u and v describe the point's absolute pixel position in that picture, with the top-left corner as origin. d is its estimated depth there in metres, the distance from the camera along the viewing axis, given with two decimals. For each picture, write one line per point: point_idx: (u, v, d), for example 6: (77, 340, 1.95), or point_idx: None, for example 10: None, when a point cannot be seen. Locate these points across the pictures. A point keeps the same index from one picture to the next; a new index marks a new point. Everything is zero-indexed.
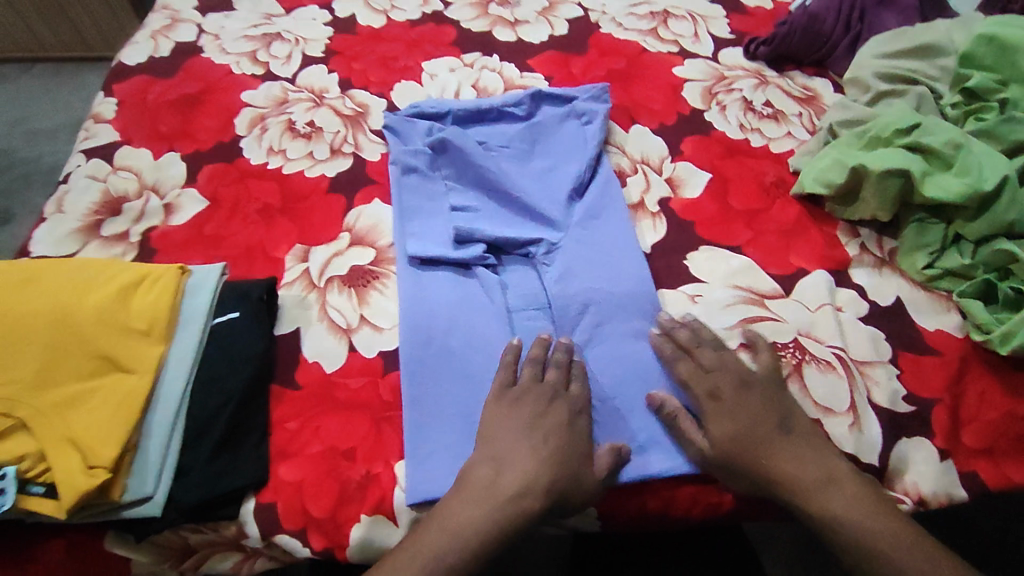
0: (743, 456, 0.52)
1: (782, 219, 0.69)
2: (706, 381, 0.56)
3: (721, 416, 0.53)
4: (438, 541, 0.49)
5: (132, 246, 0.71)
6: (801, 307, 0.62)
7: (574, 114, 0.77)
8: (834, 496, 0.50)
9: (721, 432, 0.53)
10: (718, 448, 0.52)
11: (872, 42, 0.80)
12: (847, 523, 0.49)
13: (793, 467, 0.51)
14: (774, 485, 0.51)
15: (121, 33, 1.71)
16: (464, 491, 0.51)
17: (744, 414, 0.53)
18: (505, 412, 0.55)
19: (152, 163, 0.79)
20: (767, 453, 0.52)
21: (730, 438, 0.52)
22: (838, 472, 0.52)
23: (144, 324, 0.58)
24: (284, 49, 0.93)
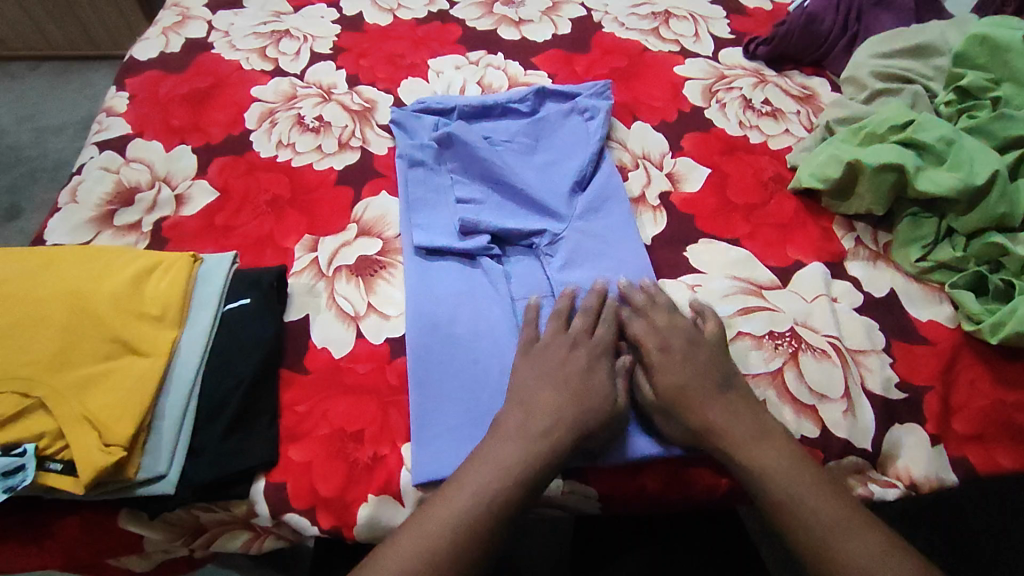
0: (679, 402, 0.54)
1: (779, 213, 0.71)
2: (659, 337, 0.58)
3: (667, 367, 0.56)
4: (446, 512, 0.49)
5: (144, 235, 0.73)
6: (798, 297, 0.63)
7: (577, 110, 0.79)
8: (764, 450, 0.52)
9: (666, 382, 0.55)
10: (659, 395, 0.55)
11: (868, 42, 0.82)
12: (769, 475, 0.51)
13: (726, 420, 0.53)
14: (708, 432, 0.53)
15: (128, 32, 1.73)
16: (476, 465, 0.51)
17: (690, 367, 0.56)
18: (524, 383, 0.56)
19: (164, 156, 0.81)
20: (705, 402, 0.54)
21: (672, 384, 0.55)
22: (772, 431, 0.53)
23: (158, 309, 0.60)
24: (293, 46, 0.95)
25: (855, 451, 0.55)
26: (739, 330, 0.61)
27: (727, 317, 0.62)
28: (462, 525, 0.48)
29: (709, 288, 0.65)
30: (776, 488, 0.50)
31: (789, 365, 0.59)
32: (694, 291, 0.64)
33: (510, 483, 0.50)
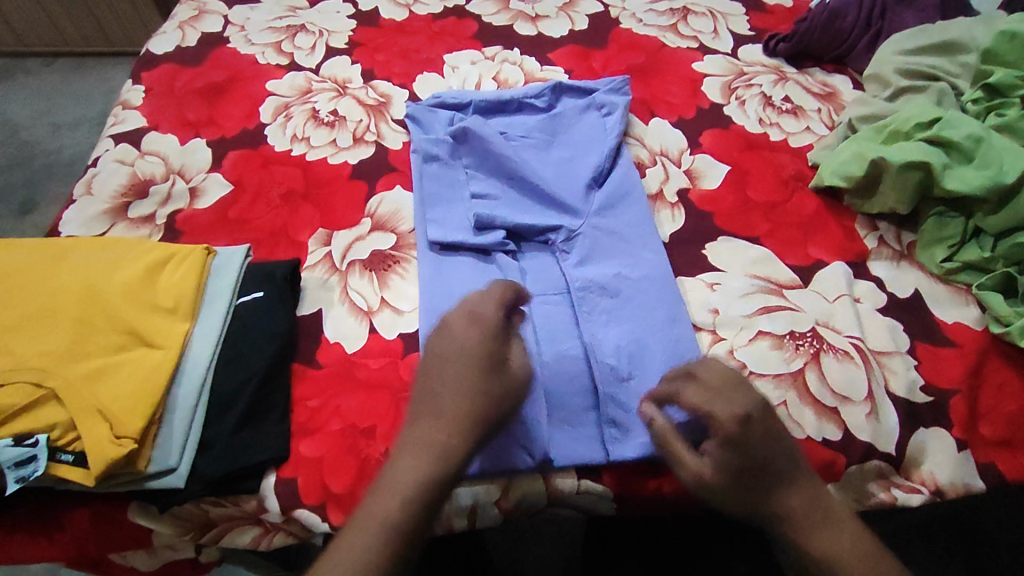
0: (751, 490, 0.47)
1: (800, 211, 0.69)
2: (728, 406, 0.47)
3: (737, 452, 0.47)
4: (385, 507, 0.46)
5: (158, 228, 0.73)
6: (820, 297, 0.62)
7: (595, 106, 0.78)
8: (834, 536, 0.47)
9: (737, 465, 0.47)
10: (721, 480, 0.47)
11: (893, 40, 0.80)
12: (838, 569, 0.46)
13: (792, 501, 0.47)
14: (777, 516, 0.47)
15: (142, 28, 1.74)
16: (378, 491, 0.47)
17: (766, 443, 0.47)
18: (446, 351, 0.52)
19: (179, 149, 0.80)
20: (777, 486, 0.48)
21: (740, 471, 0.47)
22: (839, 511, 0.48)
23: (171, 301, 0.60)
24: (309, 41, 0.94)
25: (878, 455, 0.54)
26: (760, 329, 0.60)
27: (747, 316, 0.61)
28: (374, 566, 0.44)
29: (728, 286, 0.63)
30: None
31: (810, 366, 0.57)
32: (713, 288, 0.63)
33: (414, 505, 0.46)
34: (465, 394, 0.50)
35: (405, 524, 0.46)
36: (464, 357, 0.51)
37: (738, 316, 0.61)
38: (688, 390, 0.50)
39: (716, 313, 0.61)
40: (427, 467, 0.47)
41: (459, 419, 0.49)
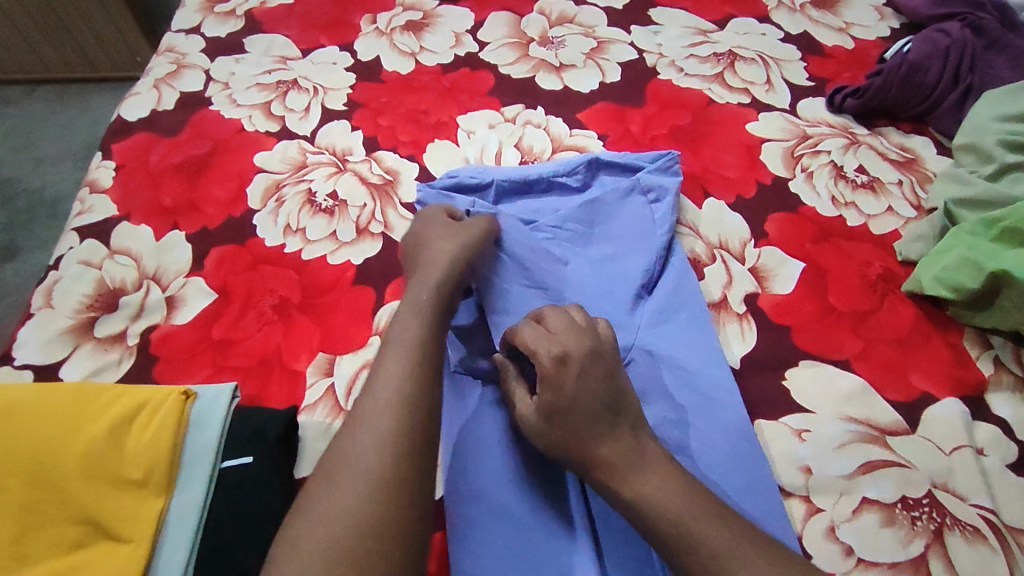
0: (570, 417, 0.45)
1: (895, 324, 0.58)
2: (548, 345, 0.47)
3: (553, 390, 0.45)
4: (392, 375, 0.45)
5: (130, 351, 0.61)
6: (933, 447, 0.51)
7: (639, 189, 0.66)
8: (653, 476, 0.43)
9: (550, 404, 0.45)
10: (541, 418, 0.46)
11: (990, 99, 0.68)
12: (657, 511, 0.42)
13: (609, 450, 0.44)
14: (593, 468, 0.44)
15: (127, 52, 1.50)
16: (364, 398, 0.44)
17: (582, 386, 0.45)
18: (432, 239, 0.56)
19: (154, 246, 0.69)
20: (593, 433, 0.44)
21: (553, 406, 0.45)
22: (653, 454, 0.44)
23: (141, 472, 0.49)
24: (302, 101, 0.83)
25: None
26: (865, 496, 0.49)
27: (846, 477, 0.50)
28: (387, 451, 0.41)
29: (820, 435, 0.52)
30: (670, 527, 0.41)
31: (934, 549, 0.47)
32: (802, 438, 0.52)
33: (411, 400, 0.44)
34: (427, 288, 0.51)
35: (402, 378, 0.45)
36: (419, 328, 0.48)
37: (837, 476, 0.50)
38: (522, 330, 0.49)
39: (809, 473, 0.51)
40: (407, 426, 0.43)
41: (411, 393, 0.44)
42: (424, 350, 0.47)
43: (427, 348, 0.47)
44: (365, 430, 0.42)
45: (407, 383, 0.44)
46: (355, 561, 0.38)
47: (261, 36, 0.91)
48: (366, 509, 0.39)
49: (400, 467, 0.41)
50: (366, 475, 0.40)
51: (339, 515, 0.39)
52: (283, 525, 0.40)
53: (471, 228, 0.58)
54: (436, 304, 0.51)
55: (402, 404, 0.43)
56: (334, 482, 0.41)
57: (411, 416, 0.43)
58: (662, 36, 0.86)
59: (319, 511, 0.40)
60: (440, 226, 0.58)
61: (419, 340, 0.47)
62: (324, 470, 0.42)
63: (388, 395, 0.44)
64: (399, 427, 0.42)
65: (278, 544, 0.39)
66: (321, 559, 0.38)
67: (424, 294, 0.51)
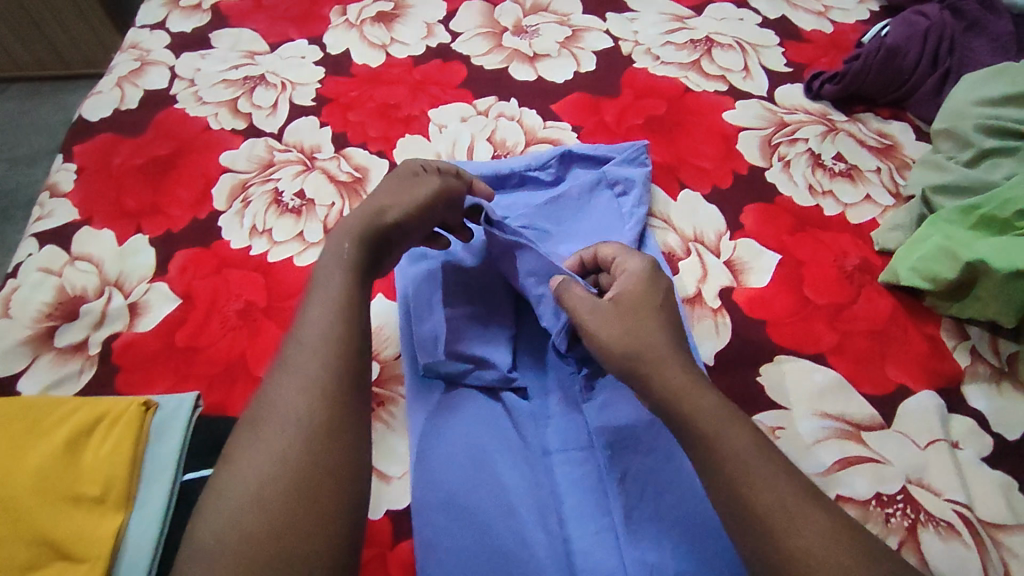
0: (650, 317, 0.47)
1: (871, 316, 0.57)
2: (638, 261, 0.51)
3: (648, 284, 0.49)
4: (314, 317, 0.45)
5: (92, 360, 0.60)
6: (908, 442, 0.51)
7: (613, 184, 0.64)
8: (710, 394, 0.43)
9: (634, 299, 0.48)
10: (620, 312, 0.47)
11: (969, 82, 0.67)
12: (712, 430, 0.41)
13: (675, 354, 0.45)
14: (660, 364, 0.44)
15: (100, 46, 1.47)
16: (291, 343, 0.44)
17: (663, 299, 0.49)
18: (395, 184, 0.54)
19: (116, 251, 0.67)
20: (669, 337, 0.46)
21: (638, 306, 0.47)
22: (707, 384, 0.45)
23: (98, 488, 0.48)
24: (269, 97, 0.80)
25: None
26: (839, 494, 0.48)
27: (821, 475, 0.49)
28: (305, 394, 0.41)
29: (794, 432, 0.51)
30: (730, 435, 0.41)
31: (907, 546, 0.46)
32: (775, 435, 0.51)
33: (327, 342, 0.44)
34: (347, 236, 0.49)
35: (321, 321, 0.44)
36: (341, 270, 0.48)
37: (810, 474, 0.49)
38: (611, 249, 0.53)
39: None
40: (332, 376, 0.42)
41: (330, 338, 0.44)
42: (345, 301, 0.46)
43: (350, 300, 0.46)
44: (288, 381, 0.42)
45: (327, 334, 0.44)
46: (280, 511, 0.38)
47: (228, 30, 0.88)
48: (291, 456, 0.39)
49: (322, 420, 0.41)
50: (285, 421, 0.41)
51: (263, 463, 0.39)
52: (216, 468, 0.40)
53: (424, 183, 0.55)
54: (356, 256, 0.49)
55: (323, 353, 0.43)
56: (257, 432, 0.41)
57: (334, 368, 0.43)
58: (638, 23, 0.84)
59: (245, 455, 0.40)
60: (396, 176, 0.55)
61: (340, 294, 0.46)
62: (248, 417, 0.42)
63: (309, 346, 0.43)
64: (322, 376, 0.42)
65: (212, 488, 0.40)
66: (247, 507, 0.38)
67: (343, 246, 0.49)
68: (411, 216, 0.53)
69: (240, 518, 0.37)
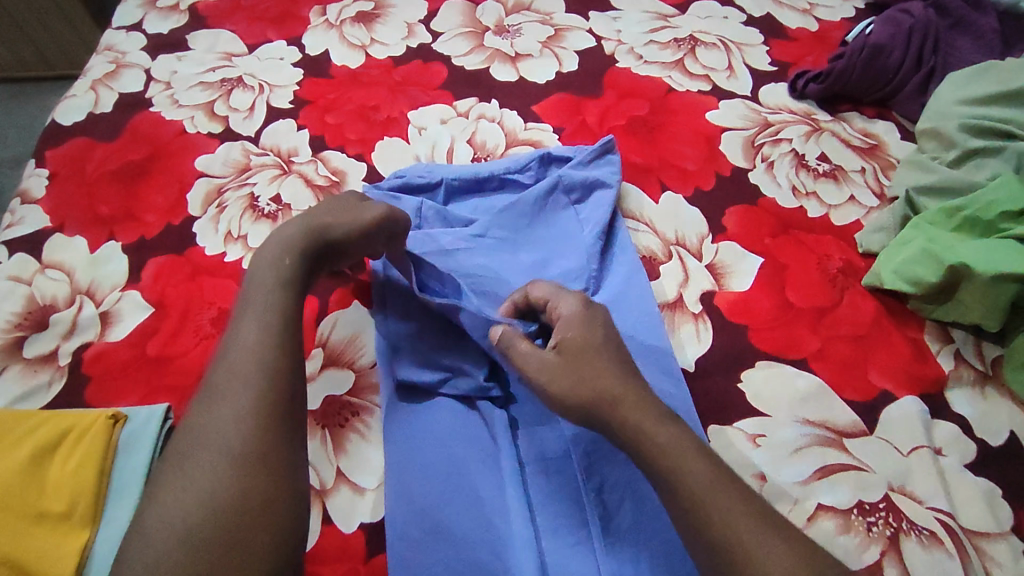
0: (592, 361, 0.43)
1: (855, 320, 0.56)
2: (573, 297, 0.48)
3: (585, 327, 0.45)
4: (247, 343, 0.43)
5: (62, 372, 0.59)
6: (891, 448, 0.50)
7: (575, 185, 0.63)
8: (675, 426, 0.41)
9: (575, 343, 0.44)
10: (564, 360, 0.44)
11: (952, 81, 0.66)
12: (682, 462, 0.39)
13: (626, 394, 0.42)
14: (619, 403, 0.42)
15: (79, 41, 1.28)
16: (221, 367, 0.42)
17: (607, 333, 0.46)
18: (327, 204, 0.53)
19: (88, 259, 0.66)
20: (613, 376, 0.43)
21: (580, 349, 0.44)
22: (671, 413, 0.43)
23: (63, 504, 0.46)
24: (247, 99, 0.79)
25: None
26: (820, 502, 0.48)
27: (802, 483, 0.48)
28: (239, 426, 0.39)
29: (775, 439, 0.50)
30: (691, 477, 0.39)
31: (890, 556, 0.45)
32: (756, 443, 0.50)
33: (262, 367, 0.42)
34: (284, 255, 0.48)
35: (256, 347, 0.42)
36: (279, 294, 0.46)
37: (791, 482, 0.49)
38: (542, 289, 0.50)
39: (764, 479, 0.49)
40: (264, 405, 0.40)
41: (266, 364, 0.42)
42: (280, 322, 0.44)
43: (285, 325, 0.44)
44: (218, 411, 0.40)
45: (263, 363, 0.42)
46: (206, 552, 0.36)
47: (205, 31, 0.86)
48: (218, 495, 0.37)
49: (257, 449, 0.39)
50: (218, 453, 0.39)
51: (194, 499, 0.37)
52: (134, 512, 0.38)
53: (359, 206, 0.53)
54: (297, 272, 0.48)
55: (256, 383, 0.41)
56: (189, 467, 0.38)
57: (269, 400, 0.41)
58: (621, 22, 0.83)
59: (176, 491, 0.38)
60: (331, 196, 0.54)
61: (274, 316, 0.45)
62: (176, 452, 0.39)
63: (238, 373, 0.41)
64: (256, 407, 0.40)
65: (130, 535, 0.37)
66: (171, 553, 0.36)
67: (280, 266, 0.47)
68: (352, 235, 0.52)
69: (172, 558, 0.36)
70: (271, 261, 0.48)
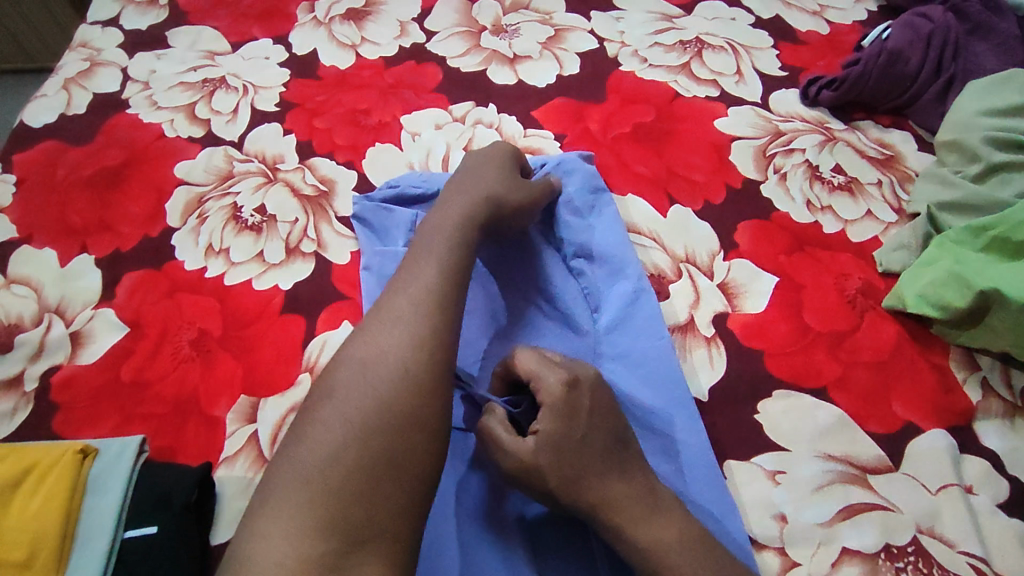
0: (576, 459, 0.40)
1: (875, 345, 0.53)
2: (556, 371, 0.43)
3: (565, 421, 0.41)
4: (429, 275, 0.45)
5: (28, 398, 0.54)
6: (918, 486, 0.47)
7: (572, 203, 0.59)
8: (658, 526, 0.39)
9: (558, 436, 0.41)
10: (545, 459, 0.40)
11: (973, 92, 0.63)
12: (664, 568, 0.38)
13: (614, 493, 0.40)
14: (595, 513, 0.39)
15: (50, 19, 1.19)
16: (399, 291, 0.44)
17: (595, 419, 0.42)
18: (485, 164, 0.56)
19: (58, 273, 0.61)
20: (598, 473, 0.40)
21: (562, 443, 0.40)
22: (667, 499, 0.41)
23: (23, 552, 0.43)
24: (229, 101, 0.74)
25: None
26: (845, 547, 0.45)
27: (825, 525, 0.46)
28: (417, 351, 0.41)
29: (795, 476, 0.48)
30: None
31: None
32: (776, 480, 0.47)
33: (441, 305, 0.43)
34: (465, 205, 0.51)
35: (431, 283, 0.44)
36: (456, 236, 0.48)
37: (814, 524, 0.46)
38: (522, 359, 0.44)
39: (784, 521, 0.46)
40: (440, 338, 0.42)
41: (443, 298, 0.44)
42: (454, 267, 0.46)
43: (460, 267, 0.46)
44: (394, 337, 0.41)
45: (442, 298, 0.44)
46: (379, 461, 0.37)
47: (184, 28, 0.81)
48: (394, 407, 0.38)
49: (433, 381, 0.40)
50: (392, 370, 0.40)
51: (369, 404, 0.38)
52: (309, 403, 0.39)
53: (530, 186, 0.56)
54: (470, 224, 0.50)
55: (429, 320, 0.42)
56: (369, 373, 0.40)
57: (441, 338, 0.42)
58: (625, 22, 0.79)
59: (352, 392, 0.39)
60: (500, 161, 0.56)
61: (436, 266, 0.45)
62: (355, 356, 0.41)
63: (407, 312, 0.42)
64: (430, 338, 0.42)
65: (286, 447, 0.38)
66: (329, 472, 0.36)
67: (449, 231, 0.48)
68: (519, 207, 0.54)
69: (341, 453, 0.36)
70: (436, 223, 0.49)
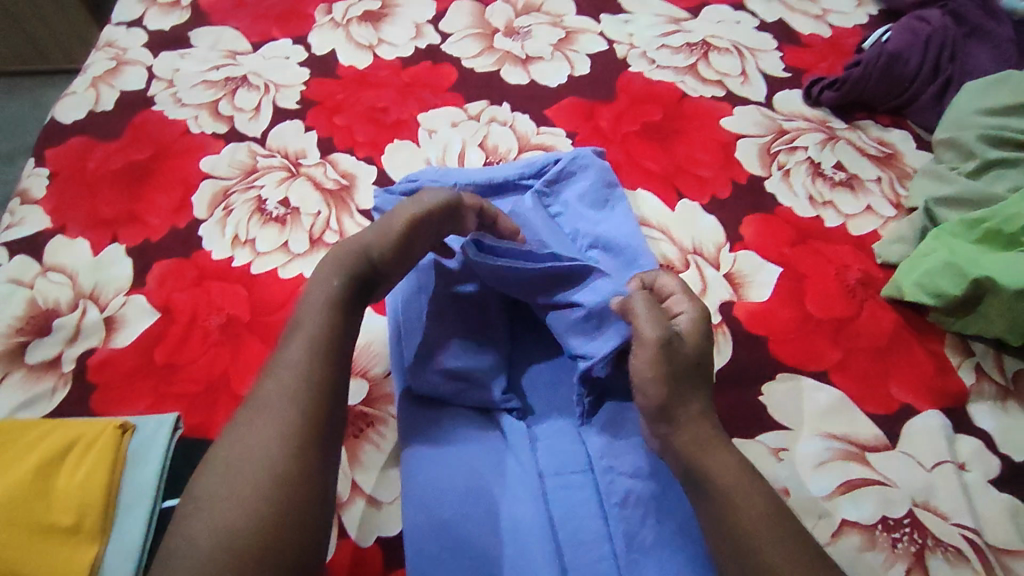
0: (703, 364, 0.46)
1: (875, 332, 0.56)
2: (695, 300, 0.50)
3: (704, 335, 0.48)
4: (300, 355, 0.44)
5: (65, 379, 0.57)
6: (915, 463, 0.50)
7: (587, 197, 0.62)
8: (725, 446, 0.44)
9: (698, 341, 0.47)
10: (691, 351, 0.46)
11: (968, 92, 0.66)
12: (728, 480, 0.42)
13: (704, 409, 0.45)
14: (691, 416, 0.44)
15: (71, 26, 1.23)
16: (269, 376, 0.43)
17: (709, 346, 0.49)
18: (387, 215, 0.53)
19: (91, 261, 0.64)
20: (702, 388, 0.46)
21: (703, 349, 0.47)
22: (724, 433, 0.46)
23: (71, 517, 0.45)
24: (252, 99, 0.77)
25: None
26: (845, 518, 0.47)
27: (826, 498, 0.48)
28: (283, 442, 0.40)
29: (798, 453, 0.50)
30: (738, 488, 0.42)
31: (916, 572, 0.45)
32: (778, 457, 0.50)
33: (310, 387, 0.43)
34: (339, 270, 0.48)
35: (299, 363, 0.44)
36: (333, 306, 0.47)
37: (816, 497, 0.48)
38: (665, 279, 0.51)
39: (787, 494, 0.48)
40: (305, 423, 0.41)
41: (312, 380, 0.43)
42: (324, 344, 0.45)
43: (336, 341, 0.46)
44: (268, 415, 0.41)
45: (306, 381, 0.43)
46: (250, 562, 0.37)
47: (207, 29, 0.84)
48: (260, 505, 0.38)
49: (299, 470, 0.40)
50: (258, 466, 0.39)
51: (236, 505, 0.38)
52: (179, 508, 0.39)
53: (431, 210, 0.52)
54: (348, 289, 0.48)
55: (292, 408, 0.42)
56: (229, 474, 0.39)
57: (304, 423, 0.41)
58: (633, 25, 0.82)
59: (217, 496, 0.38)
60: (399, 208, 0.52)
61: (320, 338, 0.45)
62: (223, 453, 0.40)
63: (273, 400, 0.42)
64: (295, 426, 0.41)
65: (168, 539, 0.38)
66: (215, 554, 0.36)
67: (324, 303, 0.47)
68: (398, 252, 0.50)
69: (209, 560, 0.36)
70: (320, 280, 0.48)
